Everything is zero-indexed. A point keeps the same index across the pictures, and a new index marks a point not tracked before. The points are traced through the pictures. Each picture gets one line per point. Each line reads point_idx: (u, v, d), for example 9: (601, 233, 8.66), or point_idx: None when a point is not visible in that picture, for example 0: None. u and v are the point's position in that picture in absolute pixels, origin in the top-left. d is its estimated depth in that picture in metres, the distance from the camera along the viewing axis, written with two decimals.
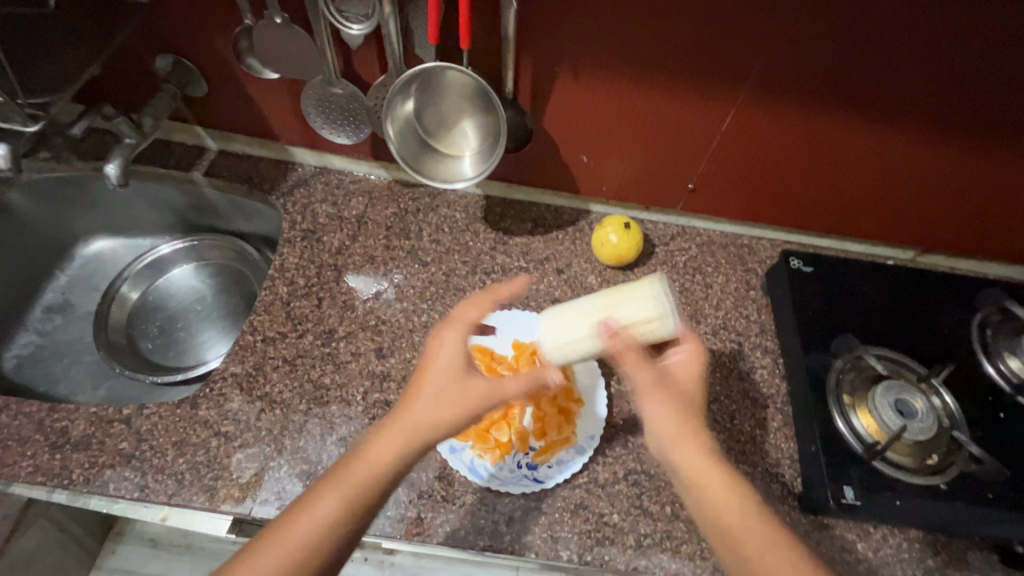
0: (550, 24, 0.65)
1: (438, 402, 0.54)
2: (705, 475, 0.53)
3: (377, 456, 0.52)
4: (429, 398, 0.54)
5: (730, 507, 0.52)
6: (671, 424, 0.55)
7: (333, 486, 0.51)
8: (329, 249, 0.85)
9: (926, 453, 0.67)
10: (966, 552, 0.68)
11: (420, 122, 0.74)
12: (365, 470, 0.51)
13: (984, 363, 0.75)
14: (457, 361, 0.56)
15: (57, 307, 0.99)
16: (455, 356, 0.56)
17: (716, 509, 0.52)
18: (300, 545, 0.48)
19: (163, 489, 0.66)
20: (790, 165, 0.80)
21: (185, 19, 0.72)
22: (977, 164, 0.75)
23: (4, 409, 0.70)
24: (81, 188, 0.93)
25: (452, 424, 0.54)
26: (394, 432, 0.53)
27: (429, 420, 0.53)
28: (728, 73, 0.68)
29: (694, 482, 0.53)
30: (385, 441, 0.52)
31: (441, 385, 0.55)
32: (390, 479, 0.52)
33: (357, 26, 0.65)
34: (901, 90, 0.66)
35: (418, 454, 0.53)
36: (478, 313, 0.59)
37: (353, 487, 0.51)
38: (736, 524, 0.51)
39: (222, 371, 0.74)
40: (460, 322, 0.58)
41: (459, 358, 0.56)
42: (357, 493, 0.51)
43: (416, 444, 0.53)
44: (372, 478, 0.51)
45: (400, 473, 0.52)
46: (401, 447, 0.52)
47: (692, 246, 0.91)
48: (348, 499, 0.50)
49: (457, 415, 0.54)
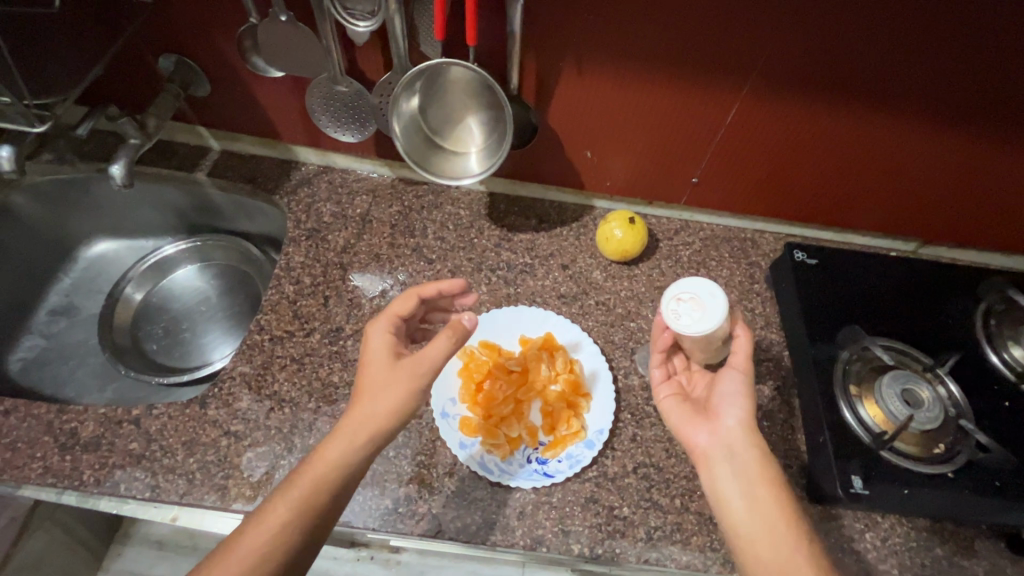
0: (556, 20, 0.65)
1: (374, 396, 0.57)
2: (762, 472, 0.57)
3: (323, 457, 0.54)
4: (367, 395, 0.58)
5: (773, 504, 0.56)
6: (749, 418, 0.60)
7: (284, 493, 0.53)
8: (334, 248, 0.85)
9: (932, 442, 0.68)
10: (973, 540, 0.69)
11: (425, 118, 0.74)
12: (313, 472, 0.54)
13: (989, 353, 0.75)
14: (385, 355, 0.60)
15: (62, 309, 0.99)
16: (384, 352, 0.61)
17: (760, 505, 0.55)
18: (255, 552, 0.50)
19: (174, 488, 0.66)
20: (793, 159, 0.80)
21: (189, 19, 0.72)
22: (979, 155, 0.75)
23: (13, 411, 0.69)
24: (84, 190, 0.93)
25: (391, 414, 0.57)
26: (341, 431, 0.56)
27: (368, 414, 0.56)
28: (731, 69, 0.68)
29: (749, 477, 0.57)
30: (331, 442, 0.55)
31: (376, 380, 0.58)
32: (339, 476, 0.54)
33: (363, 24, 0.65)
34: (903, 82, 0.67)
35: (366, 451, 0.56)
36: (403, 306, 0.65)
37: (301, 491, 0.53)
38: (763, 511, 0.55)
39: (230, 371, 0.74)
40: (385, 319, 0.64)
41: (388, 352, 0.61)
42: (306, 496, 0.53)
43: (360, 438, 0.56)
44: (321, 477, 0.54)
45: (348, 471, 0.55)
46: (344, 446, 0.55)
47: (696, 240, 0.91)
48: (297, 503, 0.52)
49: (393, 406, 0.57)
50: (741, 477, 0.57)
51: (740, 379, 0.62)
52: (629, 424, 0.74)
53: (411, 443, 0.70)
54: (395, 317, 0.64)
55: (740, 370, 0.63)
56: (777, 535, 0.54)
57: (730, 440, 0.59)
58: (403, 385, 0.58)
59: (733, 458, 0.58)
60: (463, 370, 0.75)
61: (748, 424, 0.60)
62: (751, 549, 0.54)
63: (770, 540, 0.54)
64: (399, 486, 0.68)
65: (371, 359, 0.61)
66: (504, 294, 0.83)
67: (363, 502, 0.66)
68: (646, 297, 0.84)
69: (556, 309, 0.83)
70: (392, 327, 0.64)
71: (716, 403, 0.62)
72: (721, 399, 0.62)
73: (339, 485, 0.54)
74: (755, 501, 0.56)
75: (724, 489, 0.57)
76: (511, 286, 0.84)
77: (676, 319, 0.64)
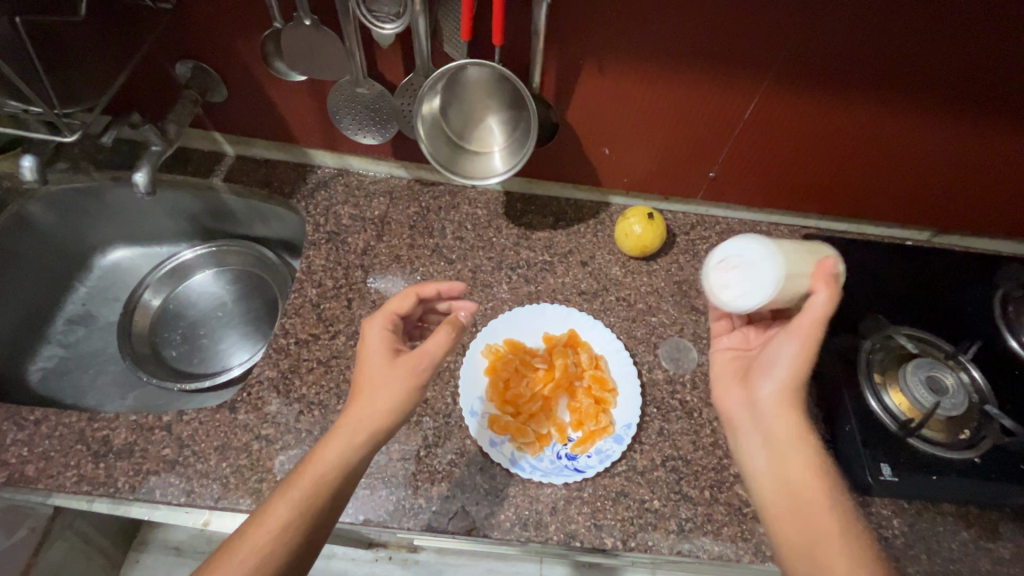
0: (580, 19, 0.66)
1: (374, 393, 0.57)
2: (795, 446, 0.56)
3: (324, 457, 0.54)
4: (367, 392, 0.57)
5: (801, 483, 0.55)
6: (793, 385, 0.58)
7: (285, 493, 0.52)
8: (354, 250, 0.85)
9: (958, 429, 0.69)
10: (998, 523, 0.70)
11: (446, 120, 0.75)
12: (313, 471, 0.53)
13: (1008, 338, 0.76)
14: (383, 353, 0.60)
15: (79, 318, 0.99)
16: (381, 350, 0.60)
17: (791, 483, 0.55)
18: (253, 553, 0.49)
19: (209, 493, 0.66)
20: (810, 151, 0.81)
21: (210, 25, 0.72)
22: (995, 145, 0.76)
23: (44, 421, 0.70)
24: (100, 198, 0.93)
25: (391, 412, 0.57)
26: (339, 431, 0.56)
27: (368, 413, 0.56)
28: (753, 64, 0.68)
29: (780, 452, 0.57)
30: (330, 441, 0.55)
31: (375, 376, 0.58)
32: (340, 477, 0.54)
33: (389, 26, 0.65)
34: (925, 73, 0.67)
35: (366, 449, 0.56)
36: (400, 304, 0.65)
37: (301, 490, 0.52)
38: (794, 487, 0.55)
39: (258, 375, 0.74)
40: (382, 317, 0.64)
41: (386, 349, 0.60)
42: (308, 496, 0.52)
43: (360, 437, 0.55)
44: (321, 477, 0.53)
45: (348, 471, 0.54)
46: (344, 445, 0.55)
47: (712, 234, 0.92)
48: (298, 503, 0.51)
49: (394, 404, 0.57)
50: (770, 449, 0.57)
51: (794, 345, 0.57)
52: (655, 418, 0.75)
53: (441, 441, 0.71)
54: (392, 315, 0.64)
55: (796, 338, 0.56)
56: (809, 519, 0.53)
57: (763, 409, 0.59)
58: (404, 383, 0.58)
59: (761, 427, 0.59)
60: (490, 369, 0.75)
61: (786, 392, 0.58)
62: (778, 522, 0.55)
63: (801, 520, 0.53)
64: (431, 485, 0.68)
65: (369, 355, 0.60)
66: (525, 293, 0.84)
67: (397, 502, 0.67)
68: (665, 291, 0.85)
69: (578, 306, 0.83)
70: (389, 325, 0.63)
71: (759, 366, 0.61)
72: (766, 363, 0.60)
73: (339, 485, 0.54)
74: (786, 480, 0.56)
75: (752, 461, 0.59)
76: (532, 284, 0.85)
77: (721, 291, 0.59)
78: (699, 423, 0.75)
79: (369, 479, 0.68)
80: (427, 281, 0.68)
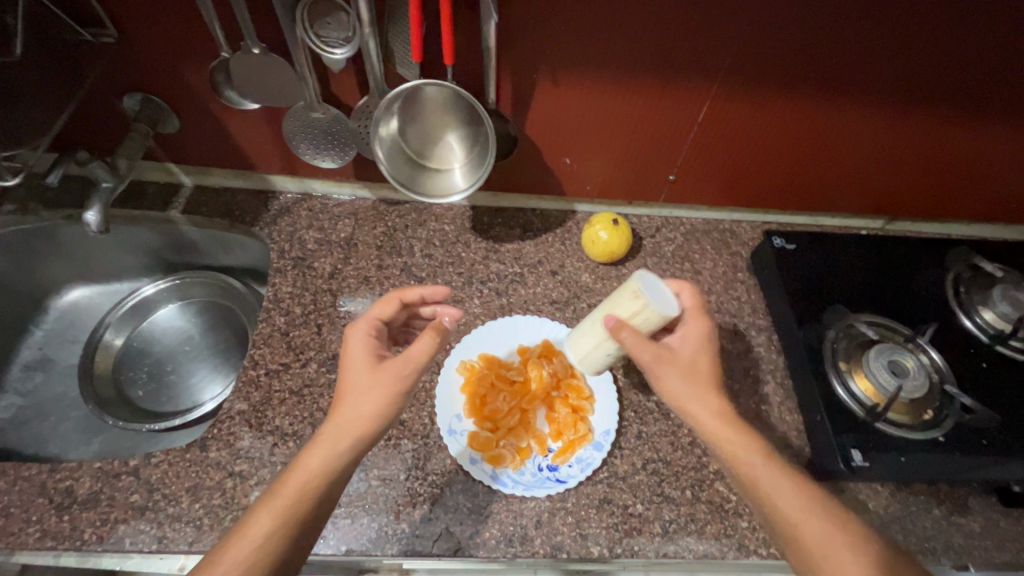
0: (531, 31, 0.66)
1: (357, 400, 0.56)
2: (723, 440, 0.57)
3: (308, 465, 0.53)
4: (349, 398, 0.56)
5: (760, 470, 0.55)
6: (684, 388, 0.59)
7: (268, 504, 0.51)
8: (321, 275, 0.84)
9: (922, 410, 0.72)
10: (966, 498, 0.72)
11: (405, 139, 0.75)
12: (296, 481, 0.52)
13: (962, 318, 0.81)
14: (365, 360, 0.59)
15: (36, 363, 0.94)
16: (363, 357, 0.59)
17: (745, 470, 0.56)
18: (235, 563, 0.47)
19: (183, 537, 0.64)
20: (765, 148, 0.83)
21: (155, 56, 0.71)
22: (936, 132, 0.79)
23: (2, 476, 0.67)
24: (50, 239, 0.89)
25: (374, 418, 0.56)
26: (321, 439, 0.54)
27: (351, 418, 0.55)
28: (701, 69, 0.70)
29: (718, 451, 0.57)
30: (314, 449, 0.54)
31: (358, 383, 0.57)
32: (325, 485, 0.52)
33: (339, 51, 0.66)
34: (867, 67, 0.70)
35: (352, 457, 0.55)
36: (383, 310, 0.65)
37: (285, 500, 0.51)
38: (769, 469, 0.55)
39: (229, 410, 0.73)
40: (364, 323, 0.63)
41: (369, 356, 0.59)
42: (292, 505, 0.51)
43: (345, 443, 0.54)
44: (307, 487, 0.52)
45: (336, 478, 0.53)
46: (327, 453, 0.54)
47: (677, 235, 0.94)
48: (282, 513, 0.50)
49: (376, 410, 0.56)
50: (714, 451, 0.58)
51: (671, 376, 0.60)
52: (633, 421, 0.75)
53: (422, 463, 0.70)
54: (373, 321, 0.63)
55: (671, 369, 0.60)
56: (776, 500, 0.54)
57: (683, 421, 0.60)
58: (388, 388, 0.57)
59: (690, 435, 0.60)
60: (466, 386, 0.75)
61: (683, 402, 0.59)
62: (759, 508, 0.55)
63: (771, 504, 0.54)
64: (413, 508, 0.67)
65: (352, 362, 0.59)
66: (498, 305, 0.84)
67: (379, 528, 0.66)
68: None
69: (550, 315, 0.84)
70: (372, 330, 0.62)
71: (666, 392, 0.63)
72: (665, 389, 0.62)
73: (324, 493, 0.52)
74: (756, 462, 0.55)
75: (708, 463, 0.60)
76: (504, 296, 0.85)
77: None
78: (676, 423, 0.76)
79: (349, 508, 0.67)
80: (409, 286, 0.69)
